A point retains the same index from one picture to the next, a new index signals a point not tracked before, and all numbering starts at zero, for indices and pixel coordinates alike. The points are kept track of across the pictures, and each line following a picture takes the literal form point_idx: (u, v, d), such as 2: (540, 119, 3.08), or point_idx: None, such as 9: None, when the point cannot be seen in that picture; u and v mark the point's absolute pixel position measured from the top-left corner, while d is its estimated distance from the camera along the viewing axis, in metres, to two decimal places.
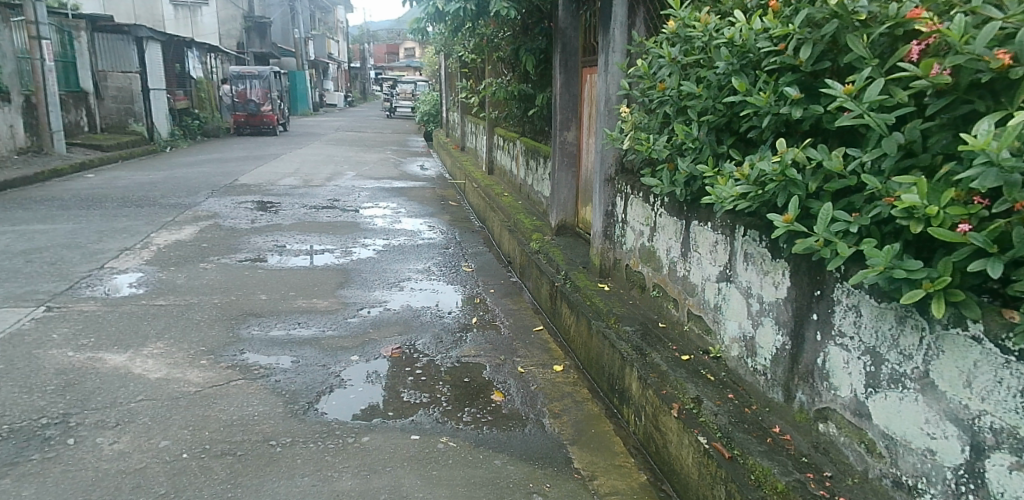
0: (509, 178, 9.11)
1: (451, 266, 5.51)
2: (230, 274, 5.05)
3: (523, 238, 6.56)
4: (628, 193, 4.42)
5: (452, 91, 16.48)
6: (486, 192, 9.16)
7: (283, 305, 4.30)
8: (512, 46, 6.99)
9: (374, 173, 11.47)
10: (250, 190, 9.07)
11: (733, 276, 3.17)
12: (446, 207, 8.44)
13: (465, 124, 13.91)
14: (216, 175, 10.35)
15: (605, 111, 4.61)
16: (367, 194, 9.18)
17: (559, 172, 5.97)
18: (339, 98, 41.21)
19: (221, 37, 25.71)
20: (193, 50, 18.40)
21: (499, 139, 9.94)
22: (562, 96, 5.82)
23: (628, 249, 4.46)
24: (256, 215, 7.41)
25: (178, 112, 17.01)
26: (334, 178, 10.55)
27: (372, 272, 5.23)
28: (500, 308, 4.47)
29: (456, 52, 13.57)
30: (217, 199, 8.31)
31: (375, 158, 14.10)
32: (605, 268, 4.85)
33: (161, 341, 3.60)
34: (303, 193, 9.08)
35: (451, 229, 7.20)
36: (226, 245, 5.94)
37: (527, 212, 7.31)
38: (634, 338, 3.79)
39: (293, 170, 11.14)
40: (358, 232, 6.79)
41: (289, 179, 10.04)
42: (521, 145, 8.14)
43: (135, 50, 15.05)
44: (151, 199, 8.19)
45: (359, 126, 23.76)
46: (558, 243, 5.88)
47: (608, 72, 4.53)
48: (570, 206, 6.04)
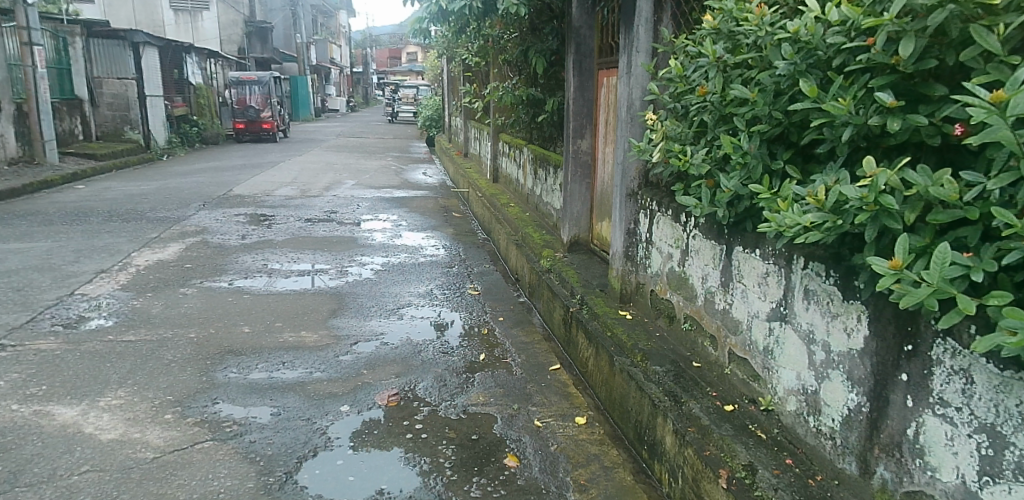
0: (516, 186, 8.62)
1: (454, 288, 5.02)
2: (212, 301, 4.57)
3: (532, 253, 6.07)
4: (654, 210, 3.94)
5: (456, 96, 16.02)
6: (492, 201, 8.69)
7: (267, 340, 3.82)
8: (521, 47, 6.51)
9: (374, 182, 11.02)
10: (244, 201, 8.62)
11: (789, 317, 2.68)
12: (450, 219, 7.97)
13: (469, 129, 13.45)
14: (209, 185, 9.90)
15: (627, 118, 4.14)
16: (367, 205, 8.71)
17: (572, 183, 5.50)
18: (342, 102, 40.84)
19: (222, 41, 25.36)
20: (191, 55, 17.99)
21: (505, 146, 9.47)
22: (576, 101, 5.34)
23: (654, 273, 3.98)
24: (248, 230, 6.94)
25: (176, 119, 16.60)
26: (332, 187, 10.10)
27: (369, 296, 4.74)
28: (509, 340, 3.97)
29: (460, 55, 13.11)
30: (208, 211, 7.85)
31: (376, 165, 13.66)
32: (626, 293, 4.35)
33: (122, 390, 3.12)
34: (299, 204, 8.61)
35: (454, 244, 6.70)
36: (211, 265, 5.47)
37: (537, 225, 6.82)
38: (666, 381, 3.29)
39: (290, 179, 10.69)
40: (356, 248, 6.30)
41: (286, 189, 9.59)
42: (529, 152, 7.67)
43: (131, 57, 14.59)
44: (138, 213, 7.75)
45: (361, 131, 23.35)
46: (572, 262, 5.39)
47: (631, 75, 4.04)
48: (584, 220, 5.56)
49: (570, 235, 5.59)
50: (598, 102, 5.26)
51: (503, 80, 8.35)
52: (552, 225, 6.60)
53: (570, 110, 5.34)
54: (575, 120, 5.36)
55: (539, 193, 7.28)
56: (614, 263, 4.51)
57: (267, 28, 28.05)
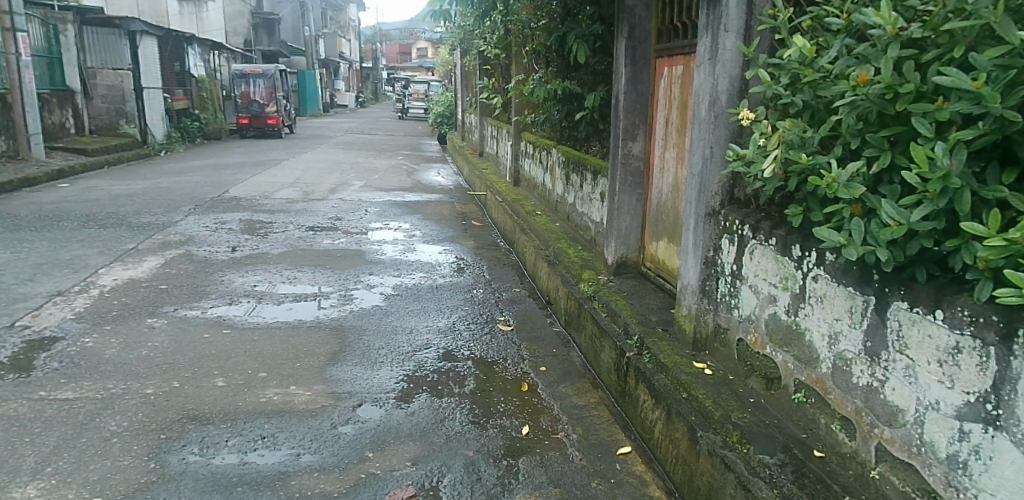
0: (542, 191, 7.74)
1: (482, 320, 4.13)
2: (184, 337, 3.68)
3: (568, 273, 5.20)
4: (747, 237, 3.08)
5: (470, 92, 15.17)
6: (514, 208, 7.81)
7: (244, 401, 2.95)
8: (556, 33, 5.58)
9: (384, 183, 10.17)
10: (239, 205, 7.76)
11: (1005, 421, 1.82)
12: (469, 228, 7.09)
13: (485, 127, 12.58)
14: (204, 186, 9.06)
15: (709, 118, 3.26)
16: (375, 211, 7.83)
17: (621, 194, 4.62)
18: (350, 97, 40.03)
19: (228, 34, 24.56)
20: (193, 46, 17.15)
21: (528, 146, 8.58)
22: (628, 96, 4.44)
23: (746, 319, 3.11)
24: (240, 240, 6.08)
25: (177, 113, 15.81)
26: (338, 189, 9.26)
27: (378, 333, 3.84)
28: (557, 399, 3.09)
29: (476, 48, 12.21)
30: (198, 217, 7.01)
31: (385, 164, 12.80)
32: (700, 336, 3.47)
33: (34, 488, 2.27)
34: (300, 209, 7.75)
35: (477, 259, 5.80)
36: (191, 287, 4.61)
37: (570, 240, 5.94)
38: (785, 481, 2.40)
39: (292, 179, 9.83)
40: (363, 265, 5.41)
41: (286, 192, 8.73)
42: (559, 155, 6.77)
43: (127, 45, 13.72)
44: (119, 217, 6.91)
45: (370, 127, 22.53)
46: (621, 288, 4.52)
47: (720, 61, 3.15)
48: (634, 238, 4.69)
49: (617, 256, 4.72)
50: (656, 98, 4.38)
51: (529, 73, 7.44)
52: (589, 239, 5.73)
53: (621, 106, 4.47)
54: (626, 119, 4.47)
55: (572, 202, 6.40)
56: (681, 297, 3.65)
57: (273, 20, 27.23)
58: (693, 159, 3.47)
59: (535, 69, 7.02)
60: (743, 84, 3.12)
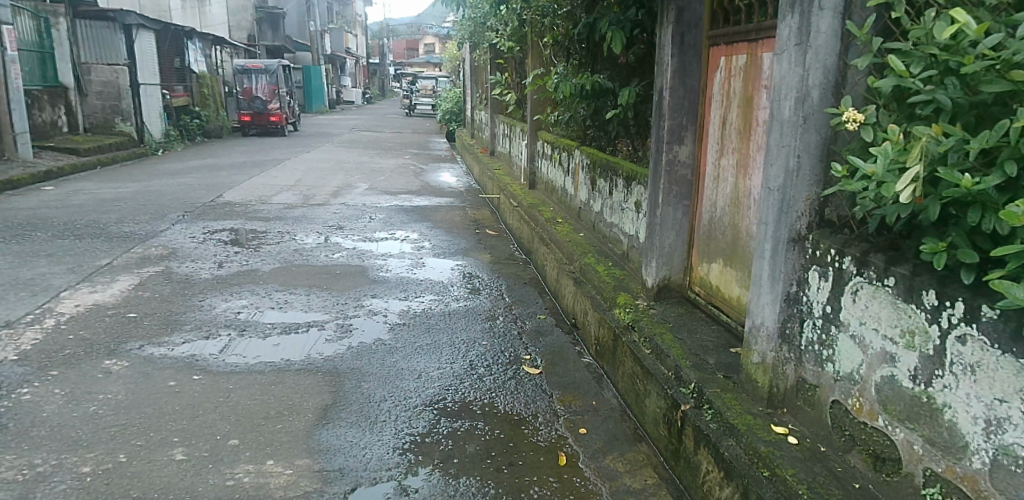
0: (563, 196, 7.08)
1: (505, 357, 3.48)
2: (143, 386, 3.02)
3: (598, 294, 4.54)
4: (846, 273, 2.41)
5: (480, 88, 14.51)
6: (532, 215, 7.16)
7: (205, 485, 2.30)
8: (584, 19, 4.89)
9: (389, 185, 9.54)
10: (232, 211, 7.13)
11: None
12: (483, 238, 6.44)
13: (496, 124, 11.92)
14: (197, 189, 8.44)
15: (796, 118, 2.59)
16: (380, 217, 7.17)
17: (664, 207, 3.95)
18: (357, 93, 39.44)
19: (231, 29, 23.99)
20: (194, 41, 16.53)
21: (546, 147, 7.91)
22: (675, 92, 3.77)
23: (845, 377, 2.46)
24: (228, 253, 5.45)
25: (175, 110, 15.23)
26: (341, 192, 8.64)
27: (380, 378, 3.18)
28: (606, 480, 2.44)
29: (487, 41, 11.52)
30: (185, 226, 6.38)
31: (392, 164, 12.17)
32: (776, 390, 2.81)
33: None
34: (299, 215, 7.11)
35: (495, 275, 5.15)
36: (164, 314, 3.94)
37: (598, 253, 5.28)
38: None
39: (292, 182, 9.20)
40: (365, 284, 4.73)
41: (285, 196, 8.10)
42: (584, 157, 6.11)
43: (123, 40, 13.02)
44: (98, 226, 6.29)
45: (377, 124, 21.91)
46: (664, 316, 3.86)
47: (817, 47, 2.48)
48: (678, 257, 4.03)
49: (658, 278, 4.06)
50: (708, 94, 3.71)
51: (551, 67, 6.78)
52: (620, 255, 5.07)
53: (666, 105, 3.80)
54: (672, 119, 3.80)
55: (597, 210, 5.74)
56: (748, 338, 2.99)
57: (278, 15, 26.62)
58: (769, 170, 2.80)
59: (557, 63, 6.36)
60: (840, 77, 2.44)
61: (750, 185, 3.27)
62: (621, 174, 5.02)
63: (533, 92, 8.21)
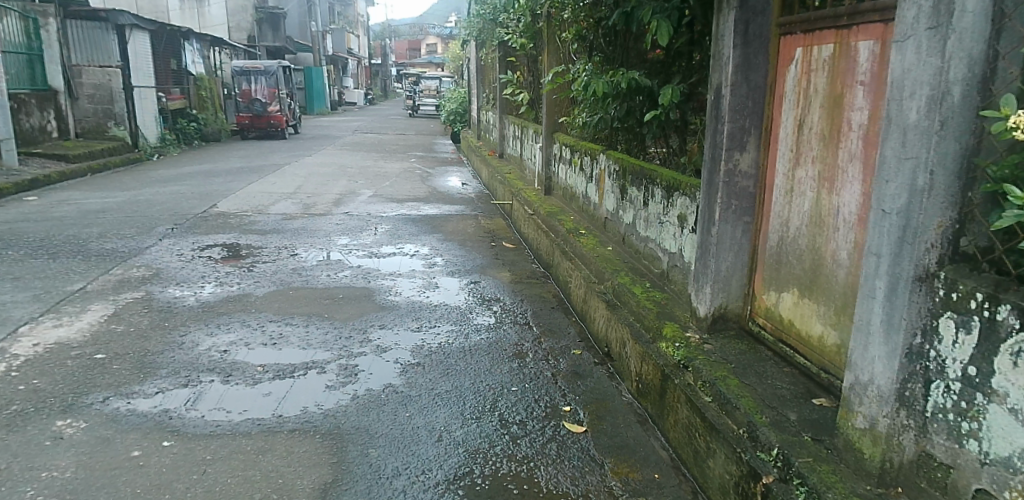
0: (584, 205, 6.52)
1: (540, 409, 2.91)
2: (100, 458, 2.45)
3: (637, 322, 3.98)
4: (1005, 328, 1.83)
5: (486, 88, 13.96)
6: (551, 225, 6.60)
7: None
8: (619, 7, 4.32)
9: (394, 191, 8.98)
10: (226, 223, 6.57)
11: None
12: (500, 251, 5.86)
13: (505, 126, 11.37)
14: (189, 198, 7.88)
15: (928, 123, 2.02)
16: (385, 229, 6.60)
17: (721, 224, 3.39)
18: (359, 95, 38.89)
19: (230, 30, 23.49)
20: (191, 42, 16.02)
21: (564, 151, 7.35)
22: (737, 90, 3.24)
23: (1001, 462, 1.88)
24: (218, 274, 4.88)
25: (172, 113, 14.70)
26: (343, 200, 8.09)
27: (391, 440, 2.62)
28: None
29: (497, 38, 10.97)
30: (173, 241, 5.82)
31: (397, 168, 11.61)
32: (891, 466, 2.23)
33: None
34: (298, 227, 6.55)
35: (516, 295, 4.58)
36: (137, 354, 3.37)
37: (631, 271, 4.72)
38: None
39: (291, 189, 8.64)
40: (371, 310, 4.14)
41: (283, 205, 7.53)
42: (613, 163, 5.56)
43: (116, 41, 12.44)
44: (77, 242, 5.74)
45: (380, 126, 21.36)
46: (723, 353, 3.30)
47: (959, 30, 1.92)
48: (736, 283, 3.47)
49: (714, 307, 3.49)
50: (778, 93, 3.18)
51: (574, 65, 6.24)
52: (656, 274, 4.51)
53: (726, 105, 3.27)
54: (733, 122, 3.27)
55: (628, 222, 5.18)
56: (846, 394, 2.43)
57: (278, 15, 26.12)
58: (882, 187, 2.22)
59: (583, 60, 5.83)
60: (990, 70, 1.87)
61: (839, 202, 2.74)
62: (659, 182, 4.47)
63: (550, 92, 7.66)
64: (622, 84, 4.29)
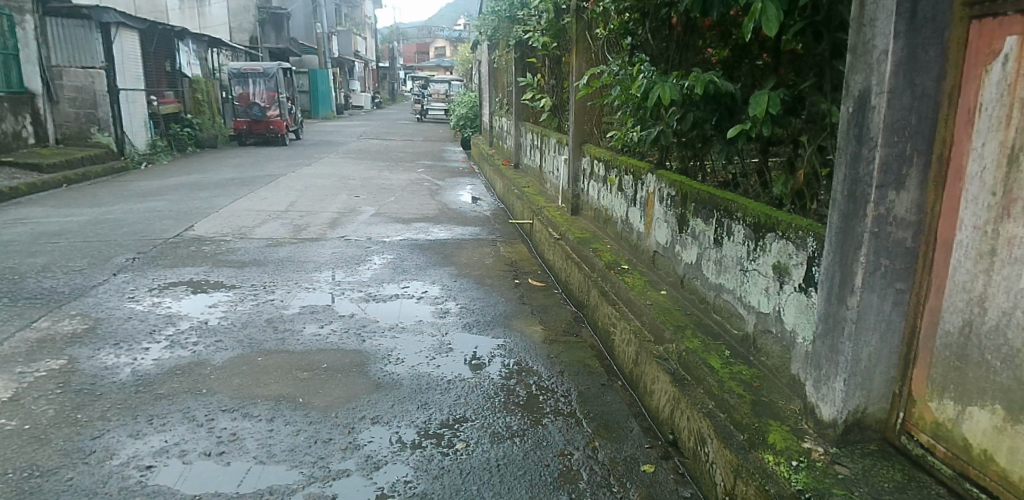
0: (625, 233, 5.50)
1: None
2: None
3: (722, 413, 2.95)
4: None
5: (500, 91, 12.95)
6: (585, 256, 5.59)
7: None
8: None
9: (400, 208, 7.97)
10: (198, 252, 5.53)
11: None
12: (525, 291, 4.82)
13: (522, 133, 10.36)
14: (165, 218, 6.86)
15: None
16: (385, 260, 5.54)
17: (865, 295, 2.37)
18: (366, 98, 37.97)
19: (232, 31, 22.61)
20: (187, 42, 15.02)
21: (598, 166, 6.34)
22: (898, 102, 2.23)
23: None
24: (172, 326, 3.85)
25: (164, 117, 13.74)
26: (341, 220, 7.08)
27: None
28: None
29: (515, 37, 9.98)
30: (129, 276, 4.80)
31: (403, 179, 10.59)
32: None
33: None
34: (284, 256, 5.51)
35: (552, 359, 3.57)
36: (18, 476, 2.36)
37: (700, 330, 3.69)
38: None
39: (283, 206, 7.61)
40: (361, 390, 3.09)
41: (270, 228, 6.51)
42: (666, 186, 4.55)
43: (100, 40, 11.44)
44: (12, 277, 4.73)
45: (386, 131, 20.38)
46: (873, 485, 2.28)
47: None
48: (880, 376, 2.45)
49: (848, 410, 2.47)
50: (961, 107, 2.16)
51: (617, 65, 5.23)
52: (736, 338, 3.49)
53: (880, 120, 2.26)
54: (889, 146, 2.26)
55: (688, 262, 4.17)
56: None
57: (282, 16, 25.27)
58: None
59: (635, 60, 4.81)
60: None
61: None
62: (743, 218, 3.45)
63: (581, 98, 6.66)
64: (696, 89, 3.28)
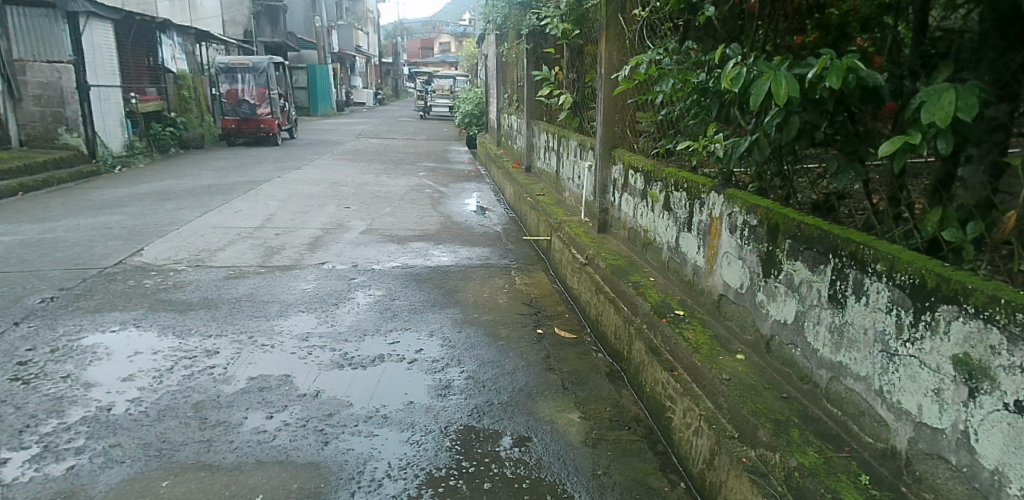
0: (674, 263, 4.40)
1: None
2: None
3: None
4: None
5: (508, 87, 11.81)
6: (622, 292, 4.47)
7: None
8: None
9: (394, 222, 6.84)
10: (135, 288, 4.39)
11: None
12: (552, 347, 3.69)
13: (534, 133, 9.22)
14: (112, 237, 5.74)
15: None
16: (371, 299, 4.38)
17: None
18: (370, 94, 36.81)
19: (225, 25, 21.47)
20: (170, 36, 13.98)
21: (634, 177, 5.19)
22: None
23: None
24: (56, 418, 2.72)
25: (143, 116, 12.63)
26: (324, 240, 5.96)
27: None
28: None
29: (528, 26, 8.83)
30: (33, 325, 3.69)
31: (401, 185, 9.45)
32: None
33: None
34: (243, 294, 4.38)
35: (601, 479, 2.44)
36: None
37: (811, 430, 2.60)
38: None
39: (258, 222, 6.49)
40: None
41: (235, 253, 5.37)
42: (741, 211, 3.45)
43: (68, 32, 10.21)
44: None
45: (386, 129, 19.24)
46: None
47: None
48: None
49: None
50: None
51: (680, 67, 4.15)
52: (875, 452, 2.39)
53: None
54: None
55: (781, 320, 3.09)
56: None
57: (279, 8, 24.12)
58: None
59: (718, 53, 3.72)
60: None
61: None
62: (889, 274, 2.33)
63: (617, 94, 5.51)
64: (831, 79, 2.16)
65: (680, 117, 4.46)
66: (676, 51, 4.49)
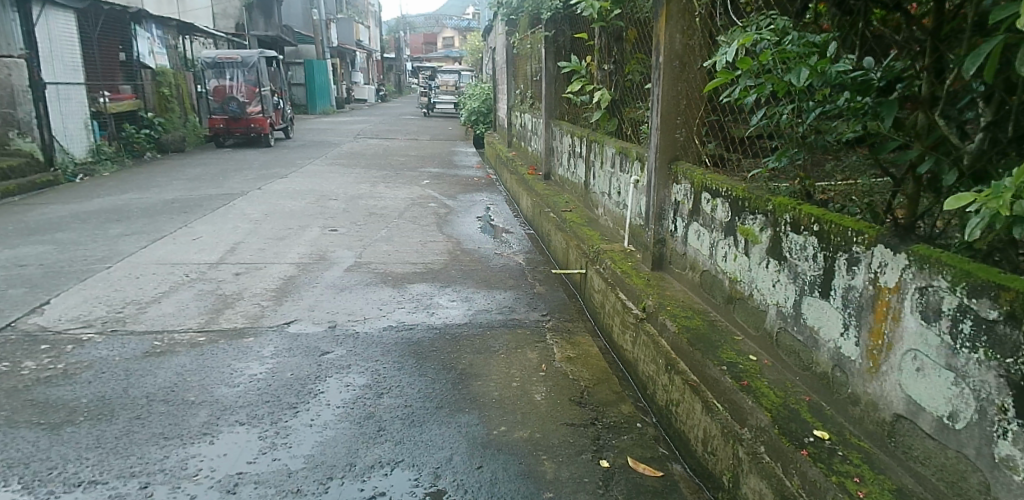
0: (788, 339, 3.00)
1: None
2: None
3: None
4: None
5: (521, 81, 10.39)
6: (711, 381, 3.05)
7: None
8: None
9: (388, 252, 5.46)
10: (4, 379, 3.02)
11: None
12: None
13: (555, 136, 7.79)
14: (16, 282, 4.37)
15: None
16: (347, 397, 2.95)
17: None
18: (371, 90, 35.47)
19: (214, 17, 20.12)
20: (148, 27, 12.69)
21: (712, 203, 3.75)
22: None
23: None
24: None
25: (115, 117, 11.29)
26: (294, 282, 4.57)
27: None
28: None
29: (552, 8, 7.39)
30: None
31: (401, 198, 8.08)
32: None
33: None
34: (161, 387, 3.00)
35: None
36: None
37: None
38: None
39: (216, 255, 5.12)
40: None
41: (172, 308, 3.99)
42: (955, 290, 2.04)
43: (18, 22, 8.84)
44: None
45: (386, 128, 17.85)
46: None
47: None
48: None
49: None
50: None
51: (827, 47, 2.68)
52: None
53: None
54: None
55: None
56: None
57: None
58: None
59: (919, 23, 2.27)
60: None
61: None
62: None
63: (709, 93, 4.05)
64: None
65: (794, 125, 3.02)
66: (786, 29, 3.04)
